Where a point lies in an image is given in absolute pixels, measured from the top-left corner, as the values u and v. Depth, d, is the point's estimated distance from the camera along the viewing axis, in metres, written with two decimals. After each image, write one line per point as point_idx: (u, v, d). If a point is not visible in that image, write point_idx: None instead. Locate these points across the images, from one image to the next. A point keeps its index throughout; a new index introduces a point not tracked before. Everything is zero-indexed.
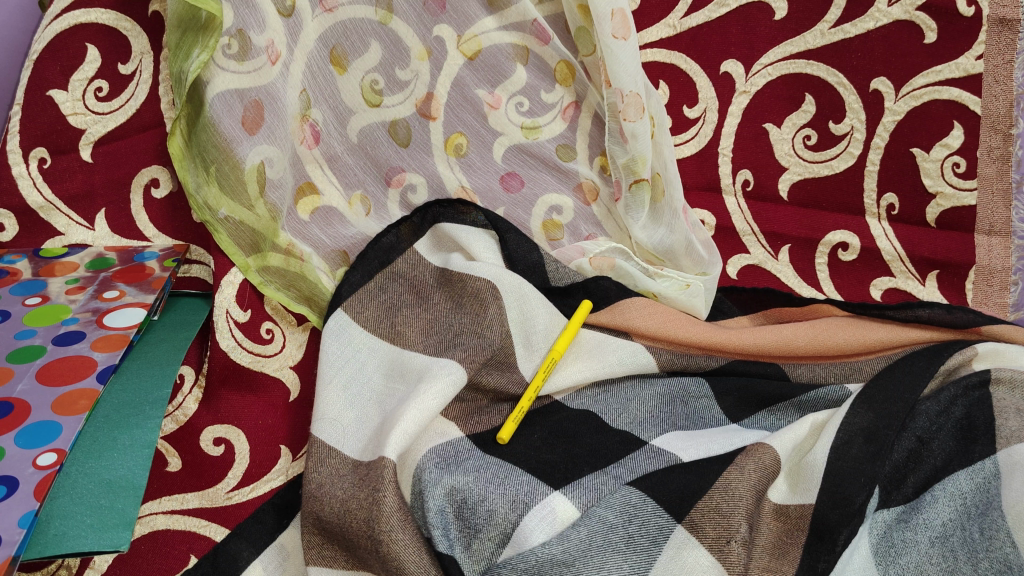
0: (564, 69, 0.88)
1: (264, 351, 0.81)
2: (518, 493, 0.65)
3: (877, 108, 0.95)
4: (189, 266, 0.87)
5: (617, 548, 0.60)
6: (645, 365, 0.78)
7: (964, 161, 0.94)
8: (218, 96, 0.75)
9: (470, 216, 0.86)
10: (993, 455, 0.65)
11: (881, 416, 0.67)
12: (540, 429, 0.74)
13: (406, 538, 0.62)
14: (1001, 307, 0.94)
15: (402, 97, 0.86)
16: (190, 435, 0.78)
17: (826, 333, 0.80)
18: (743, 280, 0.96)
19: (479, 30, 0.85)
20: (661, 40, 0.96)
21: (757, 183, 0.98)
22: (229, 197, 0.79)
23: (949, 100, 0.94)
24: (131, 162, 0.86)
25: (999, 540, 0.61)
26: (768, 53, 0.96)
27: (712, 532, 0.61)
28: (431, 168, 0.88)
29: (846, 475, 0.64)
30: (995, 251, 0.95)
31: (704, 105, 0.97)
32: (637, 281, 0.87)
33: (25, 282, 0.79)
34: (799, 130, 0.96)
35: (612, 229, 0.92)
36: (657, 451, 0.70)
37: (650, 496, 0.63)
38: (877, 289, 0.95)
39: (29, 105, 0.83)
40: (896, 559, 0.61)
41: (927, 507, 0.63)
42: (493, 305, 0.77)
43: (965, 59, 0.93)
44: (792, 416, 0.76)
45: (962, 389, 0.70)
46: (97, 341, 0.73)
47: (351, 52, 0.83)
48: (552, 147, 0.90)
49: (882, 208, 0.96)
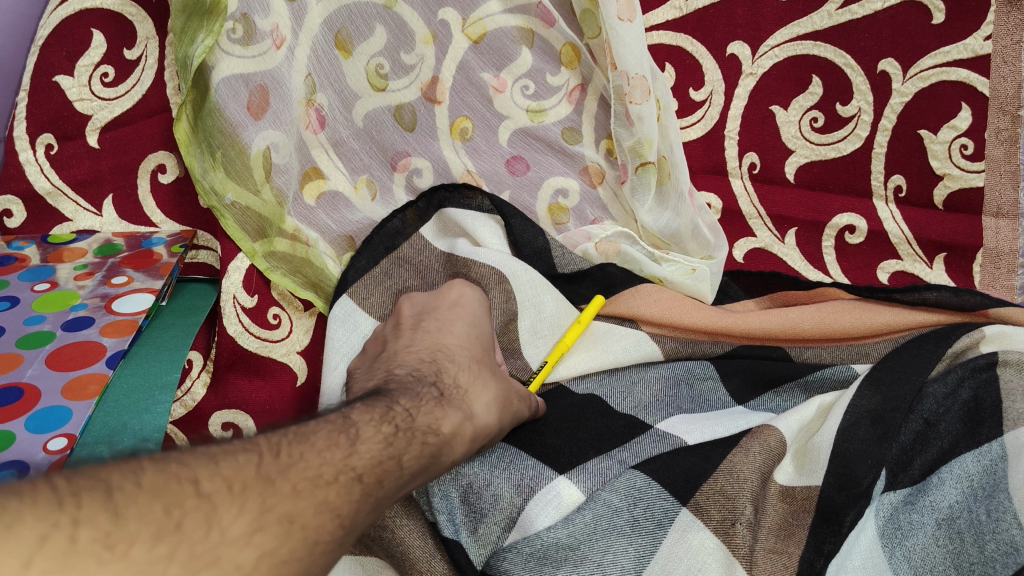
0: (569, 51, 0.88)
1: (272, 336, 0.82)
2: (523, 477, 0.66)
3: (885, 89, 0.94)
4: (197, 252, 0.87)
5: (622, 531, 0.61)
6: (650, 354, 0.79)
7: (972, 142, 0.93)
8: (223, 81, 0.75)
9: (476, 201, 0.85)
10: (999, 437, 0.65)
11: (888, 399, 0.67)
12: (546, 416, 0.73)
13: (411, 523, 0.64)
14: (1009, 290, 0.93)
15: (408, 82, 0.86)
16: (200, 420, 0.80)
17: (833, 316, 0.80)
18: (749, 264, 0.96)
19: (484, 13, 0.85)
20: (666, 22, 0.97)
21: (764, 166, 0.98)
22: (235, 182, 0.78)
23: (957, 81, 0.92)
24: (138, 147, 0.85)
25: (1006, 522, 0.59)
26: (775, 35, 0.96)
27: (718, 514, 0.62)
28: (436, 152, 0.88)
29: (852, 458, 0.64)
30: (1003, 233, 0.94)
31: (710, 87, 0.98)
32: (643, 266, 0.86)
33: (34, 267, 0.80)
34: (806, 112, 0.96)
35: (617, 212, 0.91)
36: (663, 433, 0.70)
37: (655, 479, 0.64)
38: (884, 272, 0.95)
39: (35, 90, 0.83)
40: (902, 541, 0.61)
41: (934, 489, 0.64)
42: (497, 287, 0.77)
43: (974, 39, 0.92)
44: (798, 396, 0.76)
45: (969, 371, 0.71)
46: (106, 327, 0.74)
47: (356, 36, 0.82)
48: (557, 130, 0.90)
49: (889, 191, 0.96)
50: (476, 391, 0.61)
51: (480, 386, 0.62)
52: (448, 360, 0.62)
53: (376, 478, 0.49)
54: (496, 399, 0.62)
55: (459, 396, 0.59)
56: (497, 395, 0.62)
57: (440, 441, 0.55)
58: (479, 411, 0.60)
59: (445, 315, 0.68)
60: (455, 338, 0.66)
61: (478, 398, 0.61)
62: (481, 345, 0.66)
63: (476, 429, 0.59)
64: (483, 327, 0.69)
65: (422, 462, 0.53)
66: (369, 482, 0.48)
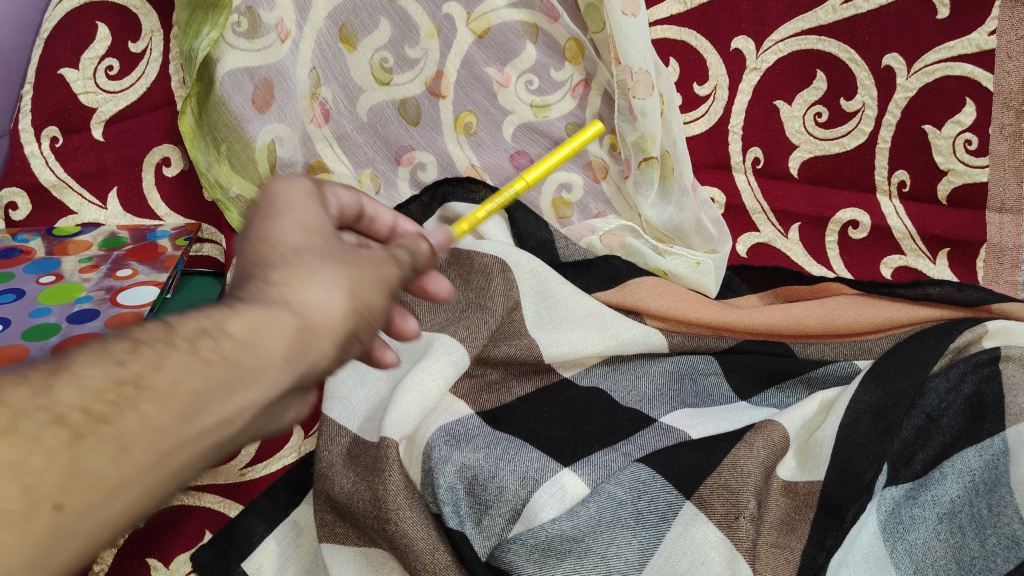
0: (574, 46, 0.87)
1: None
2: (529, 469, 0.66)
3: (889, 84, 0.94)
4: (201, 245, 0.87)
5: (626, 523, 0.62)
6: (657, 343, 0.77)
7: (976, 138, 0.93)
8: (228, 74, 0.77)
9: (480, 194, 0.85)
10: (1001, 432, 0.65)
11: (890, 394, 0.67)
12: (549, 407, 0.74)
13: (414, 515, 0.63)
14: (1013, 286, 0.93)
15: (412, 76, 0.85)
16: None
17: (836, 312, 0.80)
18: (753, 258, 0.97)
19: (488, 7, 0.85)
20: (671, 16, 0.97)
21: (768, 161, 0.98)
22: (240, 176, 0.79)
23: (961, 76, 0.92)
24: (144, 140, 0.86)
25: (1008, 516, 0.61)
26: (780, 29, 0.95)
27: (721, 508, 0.62)
28: (441, 147, 0.88)
29: (855, 452, 0.64)
30: (1006, 229, 0.94)
31: (715, 82, 0.98)
32: (647, 259, 0.86)
33: (39, 261, 0.80)
34: (810, 107, 0.96)
35: (622, 207, 0.91)
36: (667, 427, 0.71)
37: (659, 472, 0.64)
38: (888, 267, 0.95)
39: (40, 83, 0.83)
40: (904, 536, 0.62)
41: (936, 484, 0.64)
42: (498, 277, 0.77)
43: (977, 34, 0.91)
44: (801, 392, 0.76)
45: (972, 365, 0.70)
46: (110, 320, 0.74)
47: (361, 30, 0.82)
48: (561, 126, 0.89)
49: (892, 186, 0.96)
50: (299, 281, 0.40)
51: (308, 274, 0.41)
52: (264, 258, 0.42)
53: (108, 413, 0.34)
54: (340, 279, 0.41)
55: (274, 286, 0.40)
56: (341, 276, 0.41)
57: (241, 353, 0.37)
58: (309, 301, 0.40)
59: (259, 211, 0.44)
60: (273, 230, 0.43)
61: (307, 280, 0.40)
62: (307, 227, 0.44)
63: (307, 324, 0.39)
64: (311, 210, 0.45)
65: (206, 379, 0.36)
66: (79, 423, 0.33)
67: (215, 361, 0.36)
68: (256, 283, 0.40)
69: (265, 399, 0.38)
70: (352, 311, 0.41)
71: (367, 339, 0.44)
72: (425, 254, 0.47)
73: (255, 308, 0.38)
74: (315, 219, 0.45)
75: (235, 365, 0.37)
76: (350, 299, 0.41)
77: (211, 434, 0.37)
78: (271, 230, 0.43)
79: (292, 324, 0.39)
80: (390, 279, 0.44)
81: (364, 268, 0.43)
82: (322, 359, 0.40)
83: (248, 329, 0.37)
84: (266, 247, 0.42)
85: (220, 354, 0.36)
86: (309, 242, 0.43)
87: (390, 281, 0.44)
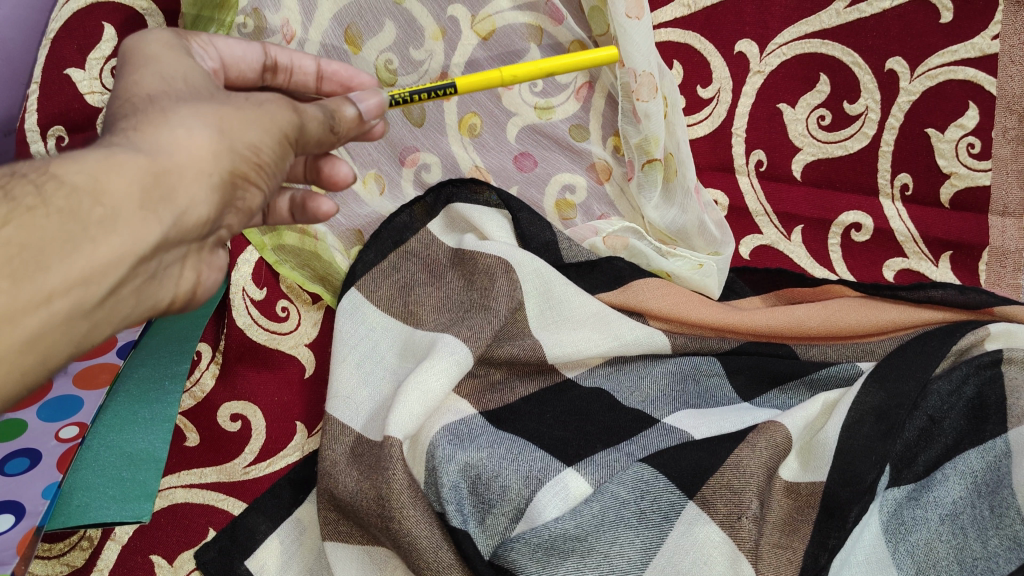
0: (577, 49, 0.86)
1: (281, 329, 0.83)
2: (532, 468, 0.66)
3: (891, 87, 0.94)
4: None
5: (629, 523, 0.62)
6: (660, 344, 0.78)
7: (979, 141, 0.94)
8: None
9: (483, 195, 0.85)
10: (1004, 434, 0.65)
11: (892, 395, 0.67)
12: (552, 408, 0.74)
13: (418, 514, 0.64)
14: (1015, 289, 0.93)
15: (417, 77, 0.86)
16: (208, 412, 0.80)
17: (839, 314, 0.79)
18: (755, 261, 0.97)
19: (493, 9, 0.85)
20: (675, 19, 0.97)
21: (771, 164, 0.98)
22: None
23: (965, 80, 0.93)
24: None
25: (1010, 518, 0.62)
26: (783, 33, 0.96)
27: (724, 508, 0.62)
28: (445, 147, 0.88)
29: (857, 453, 0.64)
30: (1008, 232, 0.94)
31: (718, 85, 0.98)
32: (649, 260, 0.86)
33: None
34: (813, 110, 0.96)
35: (625, 209, 0.91)
36: (670, 428, 0.71)
37: (661, 472, 0.64)
38: (889, 270, 0.95)
39: (47, 83, 0.83)
40: (906, 536, 0.63)
41: (938, 485, 0.65)
42: (502, 277, 0.77)
43: (981, 38, 0.92)
44: (803, 394, 0.76)
45: (973, 368, 0.70)
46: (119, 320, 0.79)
47: (365, 31, 0.83)
48: (564, 127, 0.90)
49: (894, 189, 0.96)
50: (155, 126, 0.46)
51: (159, 118, 0.46)
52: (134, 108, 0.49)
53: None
54: (202, 119, 0.47)
55: (131, 136, 0.45)
56: (204, 118, 0.47)
57: (86, 202, 0.41)
58: (167, 146, 0.45)
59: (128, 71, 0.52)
60: (136, 82, 0.51)
61: (161, 125, 0.46)
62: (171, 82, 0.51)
63: (158, 164, 0.44)
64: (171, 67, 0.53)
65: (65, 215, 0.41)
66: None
67: (65, 212, 0.41)
68: (116, 133, 0.46)
69: (135, 246, 0.43)
70: (218, 148, 0.47)
71: (262, 183, 0.50)
72: (349, 117, 0.57)
73: (102, 154, 0.43)
74: (181, 74, 0.52)
75: (83, 217, 0.41)
76: (218, 141, 0.47)
77: (80, 287, 0.41)
78: (147, 87, 0.50)
79: (143, 167, 0.43)
80: (275, 122, 0.50)
81: (245, 109, 0.49)
82: (194, 202, 0.45)
83: (94, 179, 0.42)
84: (149, 97, 0.49)
85: (67, 203, 0.41)
86: (183, 94, 0.50)
87: (281, 125, 0.51)
